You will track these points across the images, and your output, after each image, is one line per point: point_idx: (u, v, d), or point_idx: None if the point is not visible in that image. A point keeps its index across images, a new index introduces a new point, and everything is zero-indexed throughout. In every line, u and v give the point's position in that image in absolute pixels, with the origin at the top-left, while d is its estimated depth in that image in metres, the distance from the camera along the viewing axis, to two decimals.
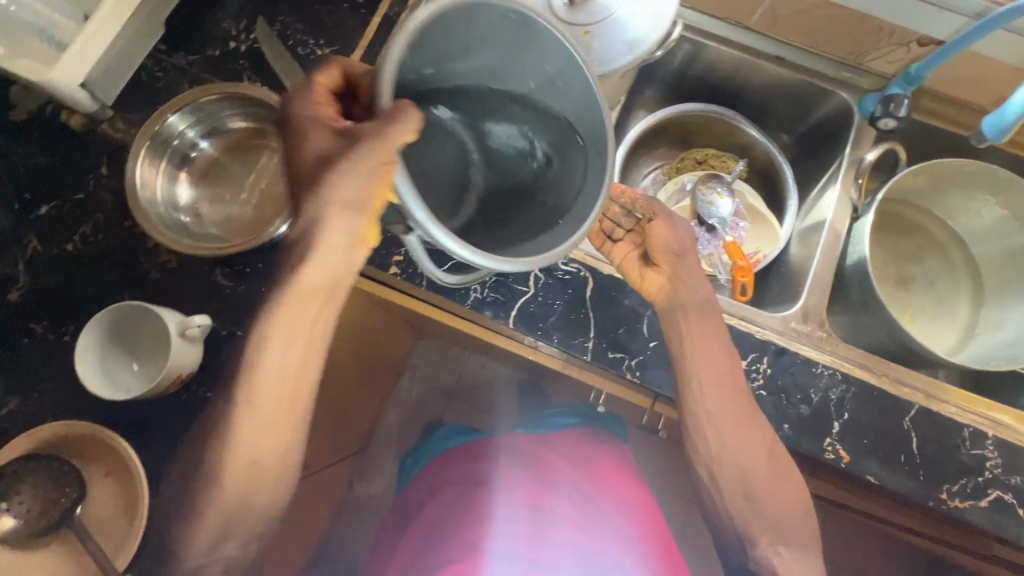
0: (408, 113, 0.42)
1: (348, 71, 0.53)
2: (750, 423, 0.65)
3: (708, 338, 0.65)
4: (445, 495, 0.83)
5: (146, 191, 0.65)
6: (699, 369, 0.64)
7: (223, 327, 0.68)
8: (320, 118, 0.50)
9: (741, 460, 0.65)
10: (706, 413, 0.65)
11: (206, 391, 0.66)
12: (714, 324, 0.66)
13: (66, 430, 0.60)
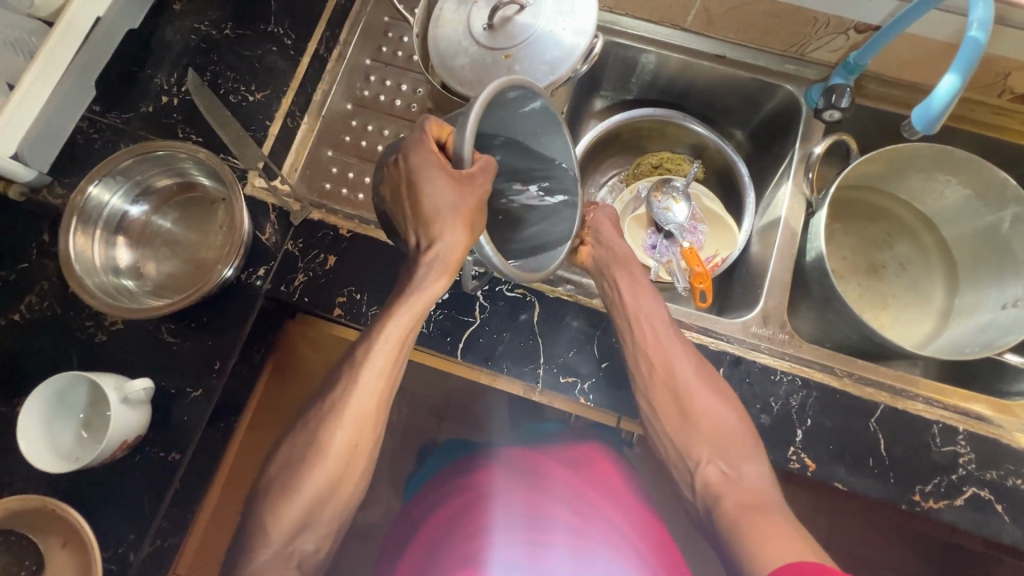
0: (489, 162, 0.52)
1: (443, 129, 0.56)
2: (681, 348, 0.67)
3: (632, 279, 0.69)
4: (448, 513, 0.79)
5: (83, 261, 0.65)
6: (624, 304, 0.68)
7: (173, 385, 0.68)
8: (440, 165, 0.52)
9: (676, 386, 0.65)
10: (637, 342, 0.66)
11: (160, 451, 0.66)
12: (641, 275, 0.70)
13: (20, 506, 0.60)
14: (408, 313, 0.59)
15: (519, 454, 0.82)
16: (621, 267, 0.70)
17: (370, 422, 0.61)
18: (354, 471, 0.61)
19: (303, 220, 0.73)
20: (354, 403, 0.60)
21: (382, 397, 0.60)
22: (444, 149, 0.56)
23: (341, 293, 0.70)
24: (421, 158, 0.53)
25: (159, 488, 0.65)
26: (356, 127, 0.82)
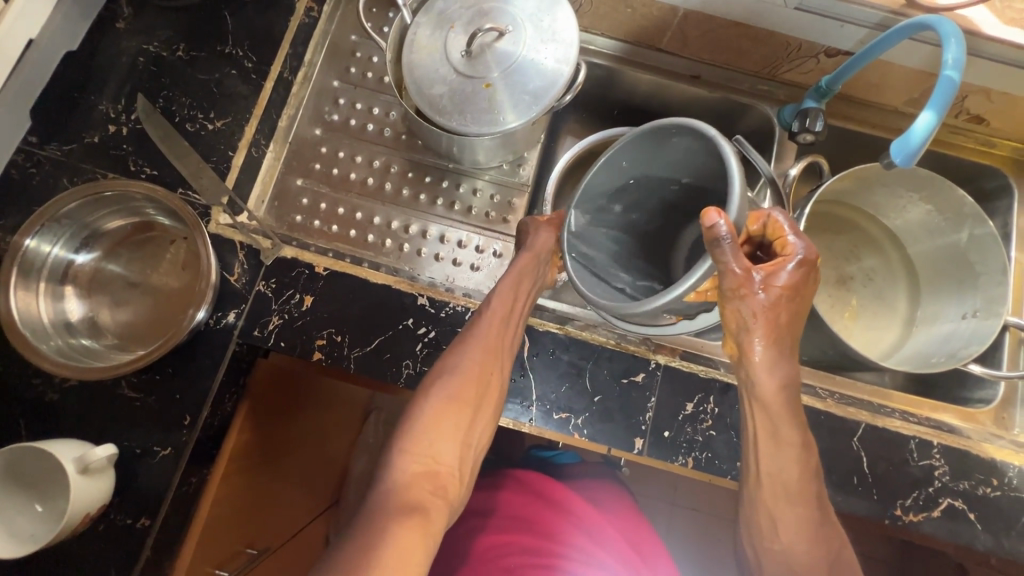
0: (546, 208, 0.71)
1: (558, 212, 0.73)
2: (813, 527, 0.57)
3: (776, 436, 0.56)
4: (494, 530, 0.76)
5: (29, 317, 0.59)
6: (761, 458, 0.57)
7: (138, 444, 0.62)
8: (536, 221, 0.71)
9: (788, 562, 0.56)
10: (764, 502, 0.57)
11: (126, 518, 0.61)
12: (790, 428, 0.56)
13: None
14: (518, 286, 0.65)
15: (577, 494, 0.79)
16: (772, 420, 0.56)
17: (473, 398, 0.60)
18: (490, 394, 0.61)
19: (274, 259, 0.69)
20: (461, 373, 0.60)
21: (495, 369, 0.62)
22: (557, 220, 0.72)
23: (319, 336, 0.67)
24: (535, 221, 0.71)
25: (128, 559, 0.60)
26: (326, 154, 0.78)
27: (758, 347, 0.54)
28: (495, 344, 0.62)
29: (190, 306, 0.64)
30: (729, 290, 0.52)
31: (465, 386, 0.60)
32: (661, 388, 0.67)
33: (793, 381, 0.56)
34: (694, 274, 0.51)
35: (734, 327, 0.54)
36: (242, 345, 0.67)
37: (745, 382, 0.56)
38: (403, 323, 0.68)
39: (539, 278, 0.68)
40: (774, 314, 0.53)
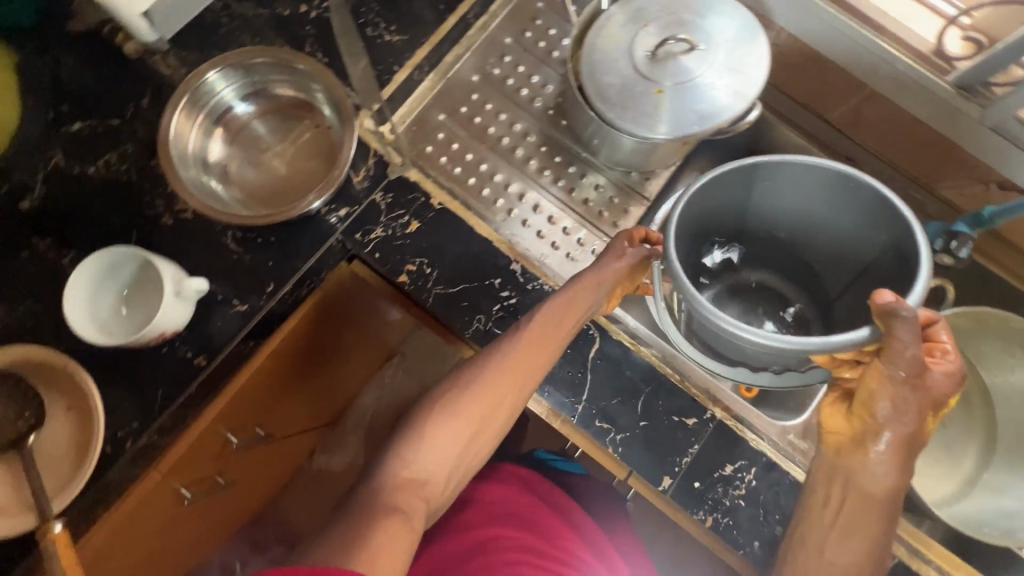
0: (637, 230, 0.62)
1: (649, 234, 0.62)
2: None
3: (855, 528, 0.54)
4: (499, 525, 0.72)
5: (178, 141, 0.64)
6: (831, 542, 0.54)
7: (221, 292, 0.67)
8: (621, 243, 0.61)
9: None
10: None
11: (188, 351, 0.65)
12: (878, 524, 0.53)
13: (44, 359, 0.59)
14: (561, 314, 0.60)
15: (586, 514, 0.78)
16: (860, 508, 0.54)
17: (481, 416, 0.57)
18: (500, 418, 0.59)
19: (398, 176, 0.72)
20: (475, 390, 0.57)
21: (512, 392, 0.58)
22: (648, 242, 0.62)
23: (411, 262, 0.69)
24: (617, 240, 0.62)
25: (176, 386, 0.65)
26: (474, 100, 0.79)
27: (882, 438, 0.52)
28: (521, 370, 0.58)
29: (310, 190, 0.67)
30: (883, 368, 0.49)
31: (476, 406, 0.57)
32: (707, 439, 0.66)
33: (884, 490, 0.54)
34: (839, 336, 0.48)
35: (869, 408, 0.51)
36: (340, 244, 0.70)
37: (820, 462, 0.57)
38: (490, 280, 0.69)
39: (596, 305, 0.62)
40: (915, 414, 0.51)
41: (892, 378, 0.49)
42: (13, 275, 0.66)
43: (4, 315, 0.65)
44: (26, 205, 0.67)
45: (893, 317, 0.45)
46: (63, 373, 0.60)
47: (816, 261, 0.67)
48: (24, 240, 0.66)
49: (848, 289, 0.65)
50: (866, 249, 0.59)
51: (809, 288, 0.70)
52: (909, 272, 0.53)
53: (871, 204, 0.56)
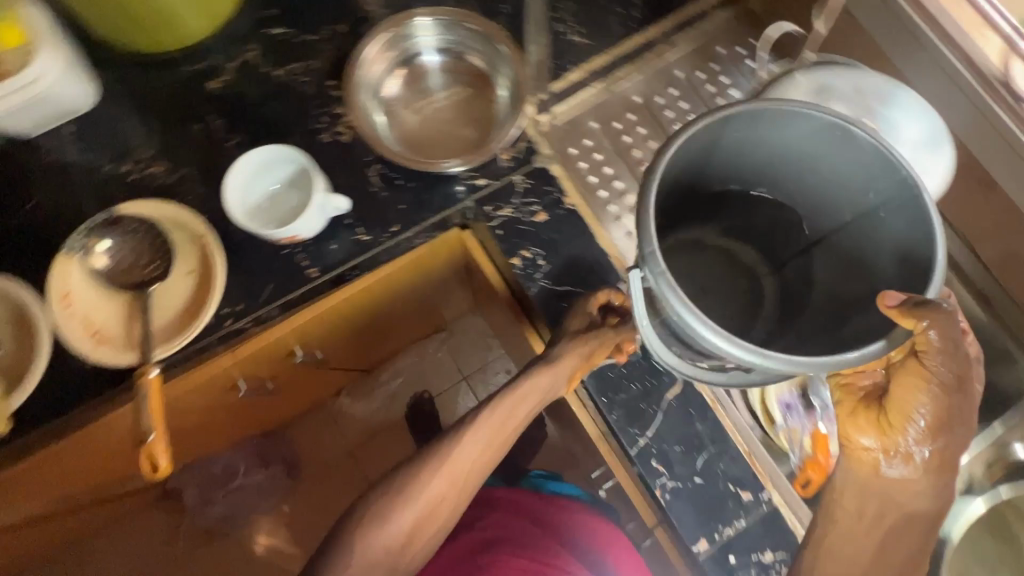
0: (601, 295, 0.67)
1: (610, 296, 0.68)
2: None
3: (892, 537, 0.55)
4: (492, 552, 0.69)
5: (366, 67, 0.71)
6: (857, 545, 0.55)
7: (349, 217, 0.70)
8: (588, 314, 0.67)
9: None
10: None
11: (302, 259, 0.68)
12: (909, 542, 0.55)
13: (189, 223, 0.65)
14: (521, 397, 0.64)
15: (585, 534, 0.71)
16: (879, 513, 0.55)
17: (435, 507, 0.60)
18: (448, 515, 0.62)
19: (542, 165, 0.73)
20: (435, 478, 0.61)
21: (463, 484, 0.62)
22: (612, 308, 0.68)
23: (527, 249, 0.71)
24: (574, 319, 0.67)
25: (282, 286, 0.68)
26: (630, 120, 0.79)
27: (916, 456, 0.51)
28: (473, 466, 0.62)
29: (456, 153, 0.71)
30: (922, 371, 0.50)
31: (422, 513, 0.60)
32: (756, 519, 0.64)
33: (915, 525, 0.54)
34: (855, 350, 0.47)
35: (895, 410, 0.52)
36: (466, 210, 0.72)
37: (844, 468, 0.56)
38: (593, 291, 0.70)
39: (552, 393, 0.65)
40: (949, 422, 0.50)
41: (929, 387, 0.50)
42: (182, 141, 0.72)
43: (162, 172, 0.71)
44: (214, 85, 0.74)
45: (921, 318, 0.46)
46: (198, 244, 0.66)
47: (793, 203, 0.63)
48: (201, 115, 0.73)
49: (818, 250, 0.63)
50: (878, 179, 0.54)
51: (759, 241, 0.65)
52: (920, 282, 0.51)
53: (879, 165, 0.52)
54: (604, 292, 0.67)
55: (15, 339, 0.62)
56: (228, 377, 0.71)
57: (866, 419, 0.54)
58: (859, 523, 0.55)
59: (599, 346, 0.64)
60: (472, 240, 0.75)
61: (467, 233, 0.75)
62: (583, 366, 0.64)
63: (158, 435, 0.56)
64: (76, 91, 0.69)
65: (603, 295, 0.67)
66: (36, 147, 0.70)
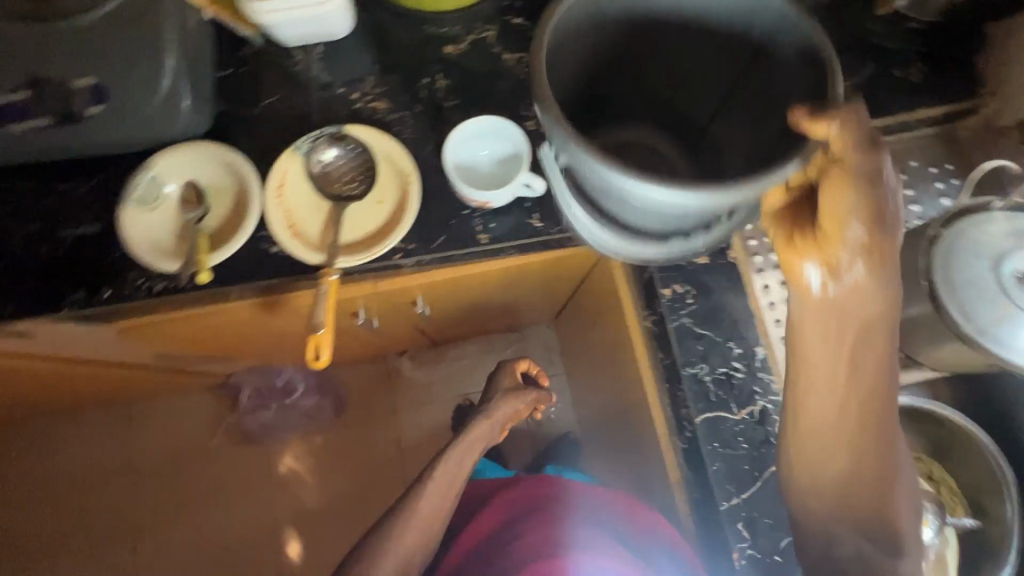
0: (510, 362, 0.88)
1: (525, 363, 0.89)
2: None
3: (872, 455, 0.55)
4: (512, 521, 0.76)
5: None
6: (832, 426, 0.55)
7: (529, 201, 0.75)
8: (511, 369, 0.88)
9: None
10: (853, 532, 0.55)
11: (477, 224, 0.74)
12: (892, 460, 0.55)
13: (398, 160, 0.73)
14: (464, 449, 0.78)
15: (588, 501, 0.77)
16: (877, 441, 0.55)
17: (431, 522, 0.71)
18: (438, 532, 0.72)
19: None
20: (427, 492, 0.72)
21: (447, 501, 0.74)
22: (529, 369, 0.89)
23: (679, 285, 0.73)
24: (500, 376, 0.88)
25: (452, 241, 0.73)
26: None
27: (863, 271, 0.49)
28: (447, 489, 0.74)
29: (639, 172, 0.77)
30: (845, 179, 0.47)
31: (419, 527, 0.70)
32: None
33: (871, 358, 0.53)
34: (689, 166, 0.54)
35: (826, 220, 0.49)
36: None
37: (799, 316, 0.54)
38: (729, 344, 0.72)
39: (494, 433, 0.82)
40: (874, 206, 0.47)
41: (856, 180, 0.47)
42: (408, 89, 0.79)
43: (383, 109, 0.78)
44: (450, 50, 0.81)
45: (830, 120, 0.47)
46: (399, 181, 0.72)
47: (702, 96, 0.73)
48: (431, 71, 0.80)
49: (717, 125, 0.73)
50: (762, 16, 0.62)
51: (681, 131, 0.77)
52: (818, 90, 0.58)
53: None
54: (505, 363, 0.89)
55: (227, 209, 0.71)
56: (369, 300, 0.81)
57: (785, 200, 0.54)
58: (821, 394, 0.55)
59: (524, 399, 0.85)
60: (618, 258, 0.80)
61: (614, 249, 0.80)
62: (508, 420, 0.84)
63: (327, 333, 0.64)
64: (339, 21, 0.77)
65: (522, 361, 0.89)
66: (290, 55, 0.80)
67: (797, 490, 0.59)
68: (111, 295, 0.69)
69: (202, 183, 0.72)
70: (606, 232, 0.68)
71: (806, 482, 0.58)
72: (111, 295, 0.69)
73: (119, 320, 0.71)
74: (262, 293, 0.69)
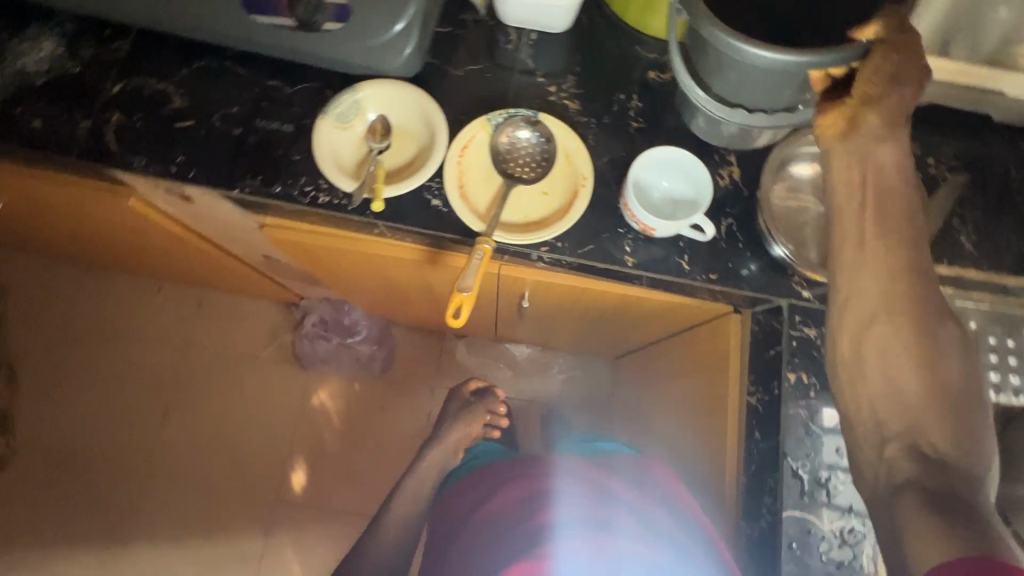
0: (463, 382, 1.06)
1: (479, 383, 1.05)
2: None
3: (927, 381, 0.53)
4: (507, 492, 0.73)
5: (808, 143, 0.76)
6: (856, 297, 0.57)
7: (682, 241, 0.76)
8: (471, 391, 1.05)
9: None
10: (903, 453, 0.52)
11: (626, 245, 0.75)
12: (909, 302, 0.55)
13: (578, 161, 0.74)
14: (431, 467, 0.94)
15: (580, 464, 0.75)
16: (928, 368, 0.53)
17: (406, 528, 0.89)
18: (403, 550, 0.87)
19: None
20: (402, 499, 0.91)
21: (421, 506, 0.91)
22: (490, 388, 1.05)
23: (801, 375, 0.73)
24: (458, 397, 1.05)
25: (599, 252, 0.74)
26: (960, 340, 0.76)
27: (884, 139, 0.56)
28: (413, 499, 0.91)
29: (802, 247, 0.74)
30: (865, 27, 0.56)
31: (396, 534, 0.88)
32: None
33: (890, 164, 0.57)
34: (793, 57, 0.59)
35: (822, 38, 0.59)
36: (759, 304, 0.76)
37: (840, 192, 0.59)
38: (834, 450, 0.71)
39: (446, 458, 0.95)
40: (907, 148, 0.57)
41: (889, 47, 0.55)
42: (603, 99, 0.81)
43: (573, 110, 0.80)
44: (653, 75, 0.82)
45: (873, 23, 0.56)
46: (572, 183, 0.75)
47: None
48: (629, 89, 0.81)
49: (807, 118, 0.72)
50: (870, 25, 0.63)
51: None
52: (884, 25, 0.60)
53: None
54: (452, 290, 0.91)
55: (407, 153, 0.76)
56: (492, 281, 0.84)
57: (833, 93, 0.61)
58: (860, 256, 0.57)
59: (473, 423, 0.99)
60: (734, 322, 0.79)
61: (731, 313, 0.79)
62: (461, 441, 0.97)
63: (473, 296, 0.71)
64: (564, 18, 0.79)
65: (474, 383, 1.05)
66: (506, 32, 0.83)
67: (854, 398, 0.57)
68: (282, 192, 0.74)
69: (396, 123, 0.77)
70: (712, 104, 0.69)
71: (854, 387, 0.56)
72: (282, 192, 0.74)
73: (269, 218, 0.80)
74: (426, 244, 0.76)
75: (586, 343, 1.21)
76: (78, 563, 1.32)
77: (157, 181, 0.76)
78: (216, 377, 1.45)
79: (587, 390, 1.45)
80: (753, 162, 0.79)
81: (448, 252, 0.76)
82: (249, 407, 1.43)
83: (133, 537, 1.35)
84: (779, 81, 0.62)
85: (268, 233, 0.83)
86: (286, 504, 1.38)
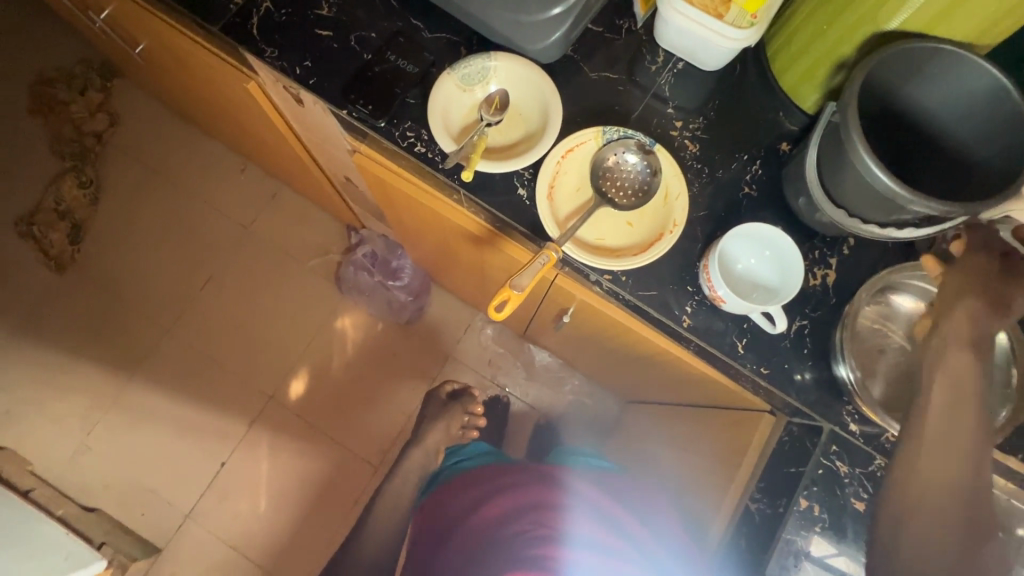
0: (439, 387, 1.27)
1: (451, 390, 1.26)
2: None
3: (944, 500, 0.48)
4: (510, 495, 0.73)
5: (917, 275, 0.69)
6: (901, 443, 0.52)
7: (747, 324, 0.72)
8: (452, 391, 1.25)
9: None
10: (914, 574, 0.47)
11: (687, 306, 0.72)
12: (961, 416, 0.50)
13: (675, 205, 0.71)
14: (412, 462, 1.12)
15: (588, 484, 0.75)
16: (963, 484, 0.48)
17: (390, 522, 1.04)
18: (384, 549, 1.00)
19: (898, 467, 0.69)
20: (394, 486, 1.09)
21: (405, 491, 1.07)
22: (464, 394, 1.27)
23: (813, 504, 0.69)
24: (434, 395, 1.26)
25: (658, 301, 0.72)
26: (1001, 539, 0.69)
27: None
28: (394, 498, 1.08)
29: (869, 377, 0.69)
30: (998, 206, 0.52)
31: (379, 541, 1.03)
32: None
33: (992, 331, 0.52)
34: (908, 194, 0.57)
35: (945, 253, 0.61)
36: (798, 416, 0.72)
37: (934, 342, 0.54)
38: None
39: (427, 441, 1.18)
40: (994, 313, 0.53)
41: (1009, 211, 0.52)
42: (723, 151, 0.77)
43: (688, 153, 0.77)
44: (784, 147, 0.77)
45: None
46: (660, 223, 0.72)
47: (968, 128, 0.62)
48: (754, 151, 0.77)
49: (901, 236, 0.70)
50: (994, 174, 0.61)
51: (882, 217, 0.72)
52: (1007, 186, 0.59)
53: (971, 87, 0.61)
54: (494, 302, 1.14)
55: (513, 138, 0.76)
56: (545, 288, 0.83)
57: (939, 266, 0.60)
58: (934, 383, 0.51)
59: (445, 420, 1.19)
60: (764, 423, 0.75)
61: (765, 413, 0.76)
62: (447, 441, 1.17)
63: (521, 296, 0.70)
64: (716, 58, 0.75)
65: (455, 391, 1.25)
66: (653, 51, 0.80)
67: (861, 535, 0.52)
68: (385, 128, 0.75)
69: (514, 101, 0.77)
70: (818, 195, 0.66)
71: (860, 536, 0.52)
72: (385, 128, 0.75)
73: (362, 146, 0.81)
74: (494, 226, 0.76)
75: (608, 376, 1.18)
76: (89, 383, 1.43)
77: (279, 77, 0.79)
78: (262, 266, 1.51)
79: (592, 419, 1.43)
80: (851, 272, 0.73)
81: (512, 243, 0.75)
82: (279, 305, 1.49)
83: (141, 377, 1.44)
84: (880, 204, 0.60)
85: (357, 159, 0.84)
86: (280, 405, 1.43)
